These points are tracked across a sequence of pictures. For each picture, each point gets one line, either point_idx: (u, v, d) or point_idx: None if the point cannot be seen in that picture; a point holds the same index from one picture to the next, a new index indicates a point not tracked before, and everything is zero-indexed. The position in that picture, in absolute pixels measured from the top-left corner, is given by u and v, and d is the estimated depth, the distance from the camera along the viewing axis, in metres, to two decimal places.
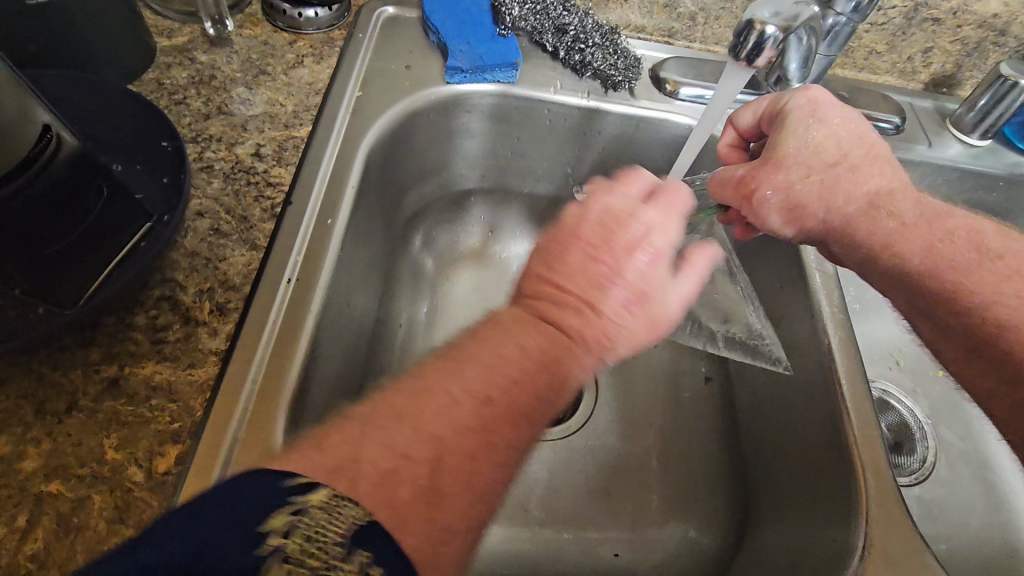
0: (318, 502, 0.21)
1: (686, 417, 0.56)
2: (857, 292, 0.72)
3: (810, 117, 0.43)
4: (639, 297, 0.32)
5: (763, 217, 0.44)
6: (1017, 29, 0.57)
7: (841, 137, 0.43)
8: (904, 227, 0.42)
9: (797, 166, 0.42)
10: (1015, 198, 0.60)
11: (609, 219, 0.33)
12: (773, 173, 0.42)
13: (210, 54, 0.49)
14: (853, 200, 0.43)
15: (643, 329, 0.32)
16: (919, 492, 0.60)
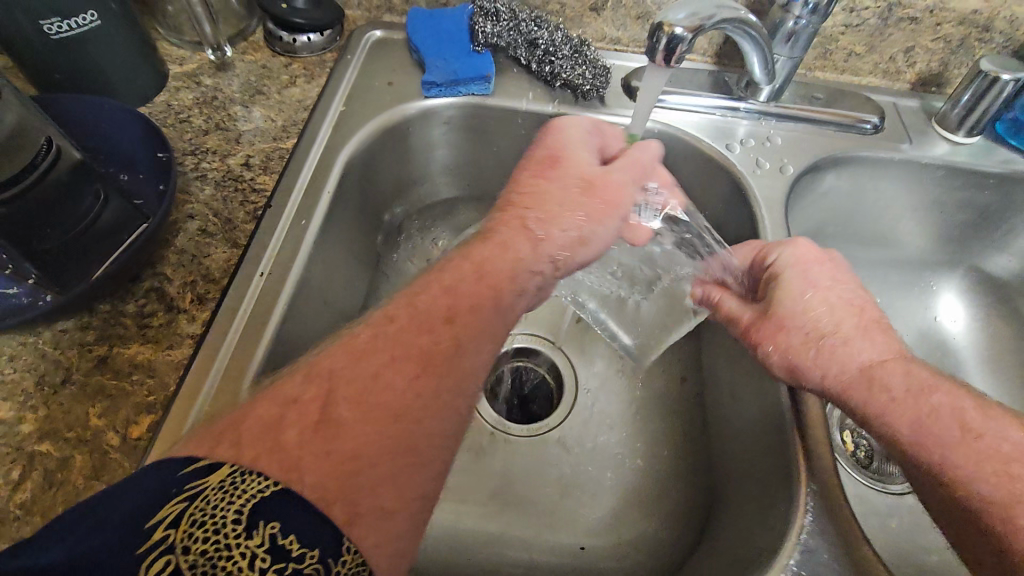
0: (213, 486, 0.25)
1: (658, 416, 0.57)
2: None
3: (801, 278, 0.43)
4: (552, 162, 0.43)
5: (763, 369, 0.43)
6: (1001, 24, 0.55)
7: (833, 298, 0.42)
8: (896, 402, 0.38)
9: (795, 327, 0.42)
10: (1006, 197, 0.58)
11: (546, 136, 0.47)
12: (774, 332, 0.42)
13: (215, 78, 0.56)
14: (845, 372, 0.40)
15: (558, 188, 0.41)
16: (910, 503, 0.58)
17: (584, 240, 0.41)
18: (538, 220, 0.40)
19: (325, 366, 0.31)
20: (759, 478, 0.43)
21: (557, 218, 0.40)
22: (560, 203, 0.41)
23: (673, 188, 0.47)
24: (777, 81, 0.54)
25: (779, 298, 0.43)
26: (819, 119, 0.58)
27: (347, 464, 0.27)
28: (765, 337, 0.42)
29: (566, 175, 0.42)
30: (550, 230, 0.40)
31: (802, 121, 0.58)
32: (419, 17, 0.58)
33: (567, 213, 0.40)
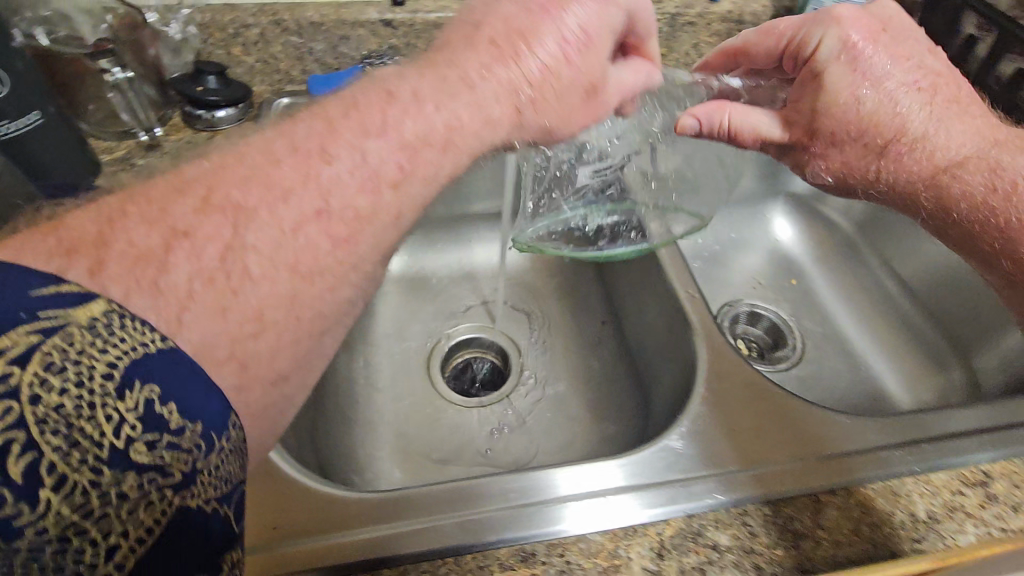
0: (82, 321, 0.23)
1: (590, 354, 0.69)
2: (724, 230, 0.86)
3: (853, 72, 0.43)
4: (584, 42, 0.38)
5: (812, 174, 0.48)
6: (747, 18, 0.77)
7: (897, 93, 0.43)
8: (986, 194, 0.44)
9: (855, 139, 0.44)
10: None
11: None
12: (831, 144, 0.45)
13: (145, 157, 0.63)
14: (912, 171, 0.45)
15: (586, 68, 0.39)
16: (794, 372, 0.73)
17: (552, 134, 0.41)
18: (533, 91, 0.38)
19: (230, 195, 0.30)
20: (672, 356, 0.56)
21: (545, 106, 0.39)
22: (563, 65, 0.38)
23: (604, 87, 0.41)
24: None
25: (834, 116, 0.44)
26: None
27: (250, 326, 0.29)
28: (818, 159, 0.46)
29: (581, 59, 0.39)
30: (538, 113, 0.39)
31: None
32: (318, 79, 0.69)
33: (566, 80, 0.39)
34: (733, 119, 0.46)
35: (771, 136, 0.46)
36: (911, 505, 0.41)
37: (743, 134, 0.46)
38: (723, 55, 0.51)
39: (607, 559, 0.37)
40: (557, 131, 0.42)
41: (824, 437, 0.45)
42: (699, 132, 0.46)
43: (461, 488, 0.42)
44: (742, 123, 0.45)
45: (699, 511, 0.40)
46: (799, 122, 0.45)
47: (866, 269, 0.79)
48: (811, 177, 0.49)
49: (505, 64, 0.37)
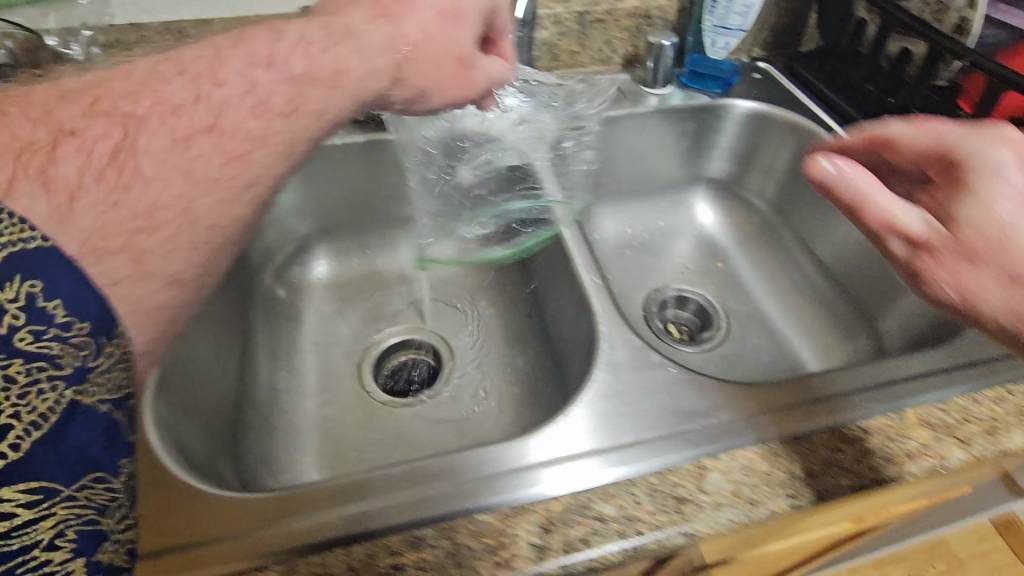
0: None
1: (517, 348, 0.71)
2: (650, 219, 0.88)
3: (1005, 190, 0.36)
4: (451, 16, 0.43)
5: (930, 286, 0.37)
6: (654, 13, 0.80)
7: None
8: None
9: (999, 258, 0.35)
10: (702, 122, 0.82)
11: None
12: (949, 265, 0.36)
13: None
14: None
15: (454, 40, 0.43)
16: (719, 351, 0.75)
17: (430, 97, 0.44)
18: (410, 49, 0.41)
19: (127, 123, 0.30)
20: (582, 343, 0.59)
21: (422, 64, 0.42)
22: (430, 23, 0.42)
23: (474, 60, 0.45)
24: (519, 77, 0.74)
25: (977, 229, 0.35)
26: None
27: (138, 226, 0.29)
28: (940, 271, 0.36)
29: (454, 25, 0.43)
30: (415, 69, 0.42)
31: None
32: None
33: (442, 47, 0.43)
34: (880, 205, 0.36)
35: (903, 228, 0.36)
36: (789, 462, 0.43)
37: (871, 214, 0.36)
38: (862, 144, 0.44)
39: (496, 537, 0.38)
40: (434, 96, 0.45)
41: (718, 405, 0.46)
42: (826, 183, 0.36)
43: (356, 480, 0.41)
44: (888, 205, 0.36)
45: (589, 485, 0.41)
46: (943, 233, 0.36)
47: (784, 247, 0.82)
48: (939, 302, 0.38)
49: (385, 21, 0.41)
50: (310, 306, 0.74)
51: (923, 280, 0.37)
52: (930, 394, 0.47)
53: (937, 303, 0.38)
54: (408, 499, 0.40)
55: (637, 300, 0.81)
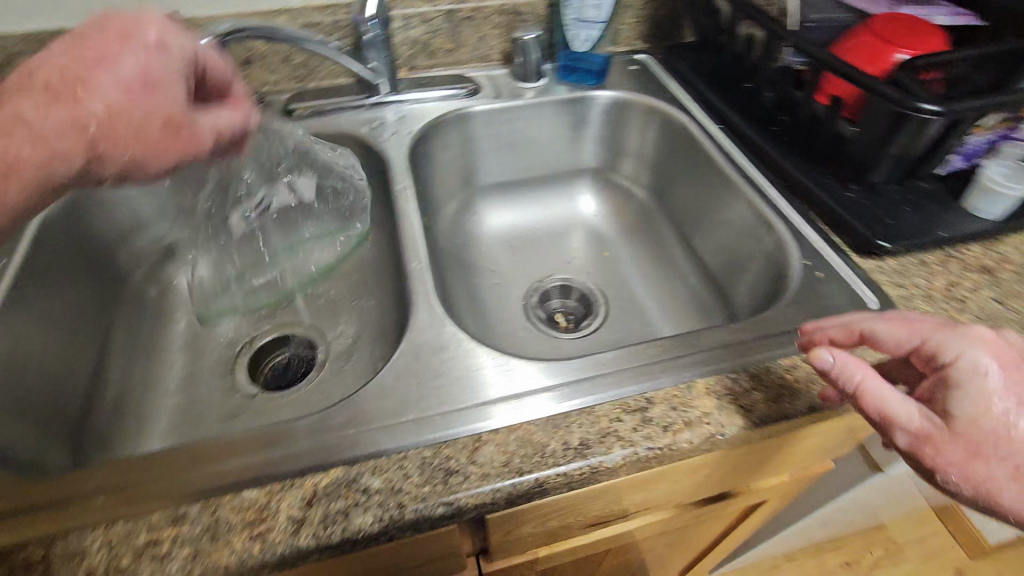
0: None
1: (379, 340, 0.71)
2: (539, 211, 0.88)
3: (981, 389, 0.38)
4: (144, 83, 0.44)
5: (937, 468, 0.38)
6: (524, 9, 0.82)
7: (1011, 419, 0.37)
8: None
9: (990, 453, 0.37)
10: (577, 113, 0.83)
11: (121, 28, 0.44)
12: (958, 452, 0.37)
13: None
14: None
15: (156, 105, 0.45)
16: (594, 337, 0.75)
17: (146, 166, 0.46)
18: (99, 125, 0.42)
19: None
20: None
21: (118, 137, 0.43)
22: (122, 100, 0.43)
23: (184, 122, 0.46)
24: (383, 77, 0.78)
25: (976, 422, 0.37)
26: (435, 99, 0.80)
27: None
28: (947, 462, 0.38)
29: (143, 96, 0.44)
30: (109, 144, 0.43)
31: (424, 103, 0.80)
32: None
33: (139, 111, 0.44)
34: (866, 380, 0.40)
35: (897, 412, 0.39)
36: (567, 435, 0.43)
37: (869, 400, 0.39)
38: (846, 334, 0.44)
39: (257, 511, 0.39)
40: (147, 164, 0.46)
41: (508, 381, 0.47)
42: (829, 372, 0.40)
43: (126, 462, 0.42)
44: (869, 396, 0.39)
45: (360, 460, 0.42)
46: (937, 431, 0.38)
47: (665, 234, 0.82)
48: (940, 482, 0.39)
49: (60, 106, 0.41)
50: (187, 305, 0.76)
51: (924, 464, 0.39)
52: (721, 366, 0.48)
53: (962, 495, 0.40)
54: (179, 478, 0.41)
55: (519, 291, 0.81)
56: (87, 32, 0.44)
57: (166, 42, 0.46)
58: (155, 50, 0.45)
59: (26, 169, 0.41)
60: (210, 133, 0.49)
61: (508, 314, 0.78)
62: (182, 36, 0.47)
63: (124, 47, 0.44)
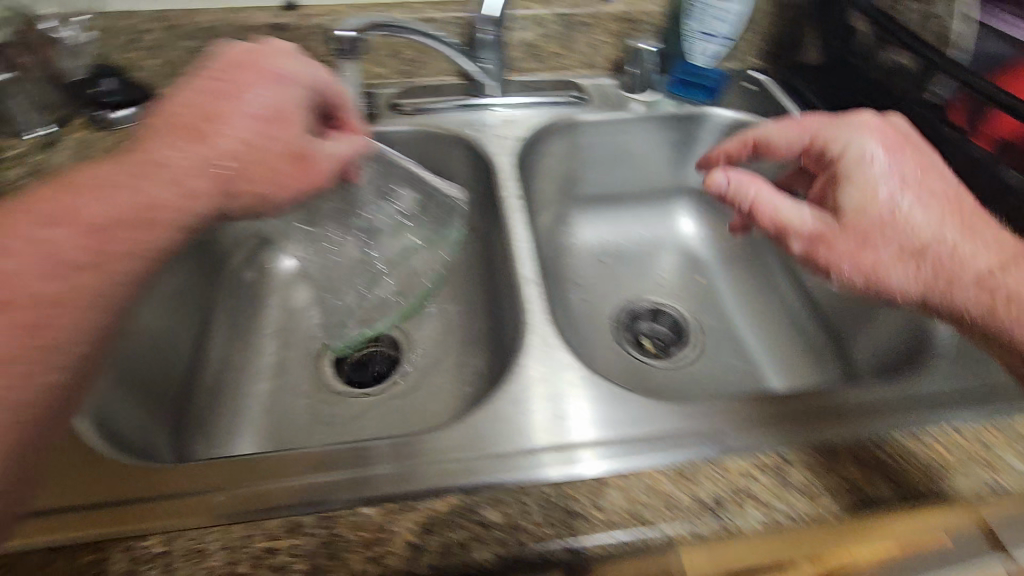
0: None
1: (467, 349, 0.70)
2: (633, 229, 0.85)
3: (861, 164, 0.50)
4: (272, 114, 0.45)
5: (830, 269, 0.48)
6: (642, 18, 0.78)
7: (895, 194, 0.48)
8: (976, 273, 0.45)
9: (879, 241, 0.47)
10: (688, 131, 0.80)
11: (245, 62, 0.45)
12: (852, 244, 0.47)
13: (43, 155, 0.66)
14: (923, 285, 0.46)
15: (283, 137, 0.45)
16: (688, 369, 0.71)
17: (270, 200, 0.46)
18: (231, 160, 0.42)
19: (15, 213, 0.36)
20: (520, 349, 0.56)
21: (252, 173, 0.44)
22: (252, 134, 0.43)
23: (308, 153, 0.47)
24: (488, 78, 0.76)
25: (863, 210, 0.48)
26: (542, 105, 0.78)
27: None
28: (839, 256, 0.47)
29: (273, 129, 0.45)
30: (239, 181, 0.43)
31: (531, 108, 0.78)
32: None
33: (267, 141, 0.44)
34: (779, 209, 0.49)
35: (792, 221, 0.49)
36: (697, 488, 0.40)
37: (763, 211, 0.50)
38: (744, 143, 0.61)
39: (374, 532, 0.38)
40: (274, 199, 0.46)
41: (627, 421, 0.45)
42: (726, 191, 0.51)
43: (246, 461, 0.42)
44: (764, 197, 0.50)
45: (477, 489, 0.41)
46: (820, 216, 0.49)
47: (769, 266, 0.78)
48: (835, 282, 0.48)
49: (190, 143, 0.41)
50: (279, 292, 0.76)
51: (818, 258, 0.48)
52: (837, 432, 0.44)
53: (869, 283, 0.47)
54: (297, 484, 0.40)
55: (608, 310, 0.78)
56: (211, 66, 0.45)
57: (287, 72, 0.47)
58: (280, 82, 0.46)
59: (167, 212, 0.40)
60: (329, 161, 0.50)
61: (597, 334, 0.75)
62: (300, 65, 0.48)
63: (250, 81, 0.44)
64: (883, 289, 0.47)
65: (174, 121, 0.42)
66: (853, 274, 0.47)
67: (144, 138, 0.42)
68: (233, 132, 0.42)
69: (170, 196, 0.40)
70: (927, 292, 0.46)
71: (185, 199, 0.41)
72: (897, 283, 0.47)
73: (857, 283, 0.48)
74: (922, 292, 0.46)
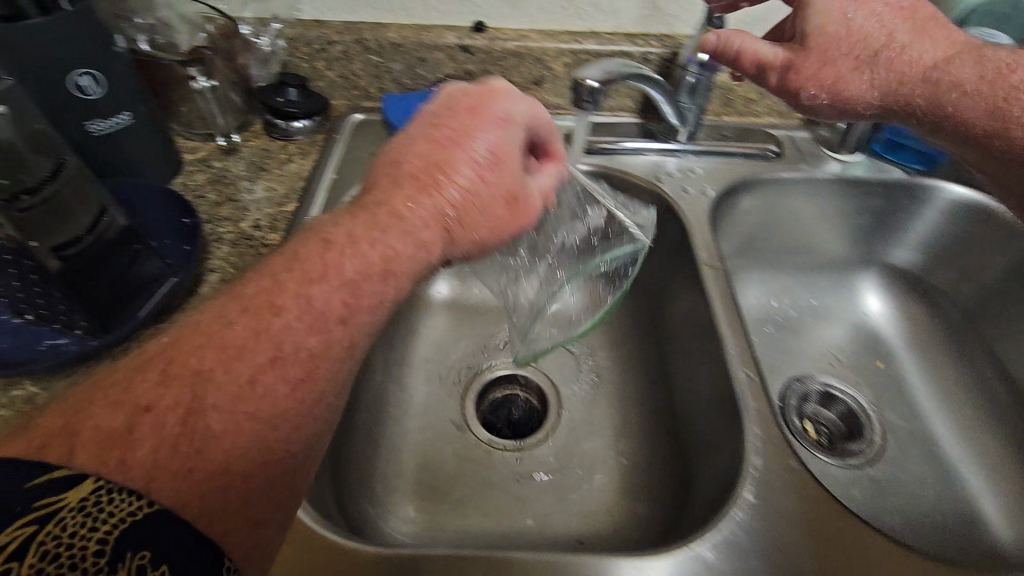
0: (72, 501, 0.23)
1: (627, 415, 0.65)
2: (804, 298, 0.78)
3: (844, 3, 0.53)
4: (495, 161, 0.39)
5: (800, 91, 0.55)
6: None
7: (848, 17, 0.52)
8: (962, 95, 0.52)
9: (840, 57, 0.53)
10: (893, 200, 0.71)
11: (475, 104, 0.41)
12: (819, 68, 0.54)
13: (223, 161, 0.65)
14: (883, 81, 0.54)
15: (503, 186, 0.40)
16: (872, 474, 0.63)
17: (484, 248, 0.41)
18: (456, 211, 0.39)
19: (286, 264, 0.36)
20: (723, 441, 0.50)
21: (471, 221, 0.39)
22: (473, 186, 0.39)
23: (525, 195, 0.41)
24: (688, 124, 0.69)
25: (826, 38, 0.53)
26: (733, 154, 0.71)
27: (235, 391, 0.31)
28: (809, 81, 0.54)
29: (495, 176, 0.39)
30: (465, 230, 0.39)
31: (720, 156, 0.71)
32: (394, 98, 0.70)
33: (486, 190, 0.39)
34: (744, 45, 0.55)
35: (773, 57, 0.55)
36: None
37: (746, 56, 0.56)
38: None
39: None
40: (490, 245, 0.41)
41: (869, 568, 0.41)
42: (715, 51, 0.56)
43: (455, 559, 0.39)
44: (749, 42, 0.55)
45: None
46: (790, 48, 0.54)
47: (971, 364, 0.69)
48: (806, 100, 0.55)
49: (422, 194, 0.38)
50: (425, 324, 0.72)
51: (798, 92, 0.55)
52: None
53: (839, 95, 0.55)
54: None
55: (776, 387, 0.71)
56: (442, 106, 0.41)
57: (510, 115, 0.41)
58: (507, 124, 0.40)
59: (402, 267, 0.37)
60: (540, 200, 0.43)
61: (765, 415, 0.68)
62: (520, 102, 0.41)
63: (481, 125, 0.40)
64: (846, 98, 0.55)
65: (412, 173, 0.39)
66: (819, 77, 0.54)
67: (376, 185, 0.39)
68: (458, 184, 0.39)
69: (402, 248, 0.37)
70: (914, 96, 0.54)
71: (418, 253, 0.38)
72: (853, 93, 0.55)
73: (826, 98, 0.55)
74: (932, 98, 0.53)
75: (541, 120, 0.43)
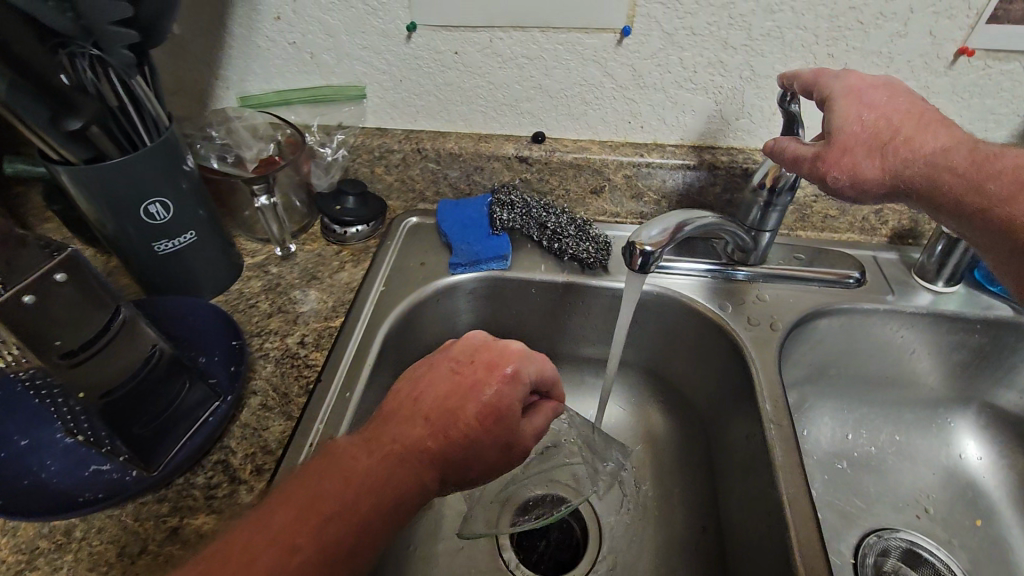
0: None
1: (673, 564, 0.59)
2: (889, 433, 0.69)
3: (856, 101, 0.47)
4: (494, 412, 0.42)
5: (824, 175, 0.47)
6: None
7: (862, 117, 0.46)
8: (966, 184, 0.44)
9: (859, 147, 0.46)
10: (998, 339, 0.63)
11: (489, 359, 0.44)
12: (839, 158, 0.46)
13: (279, 267, 0.67)
14: (898, 166, 0.45)
15: (502, 431, 0.42)
16: None
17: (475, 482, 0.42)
18: (459, 453, 0.40)
19: (309, 494, 0.35)
20: None
21: (468, 462, 0.40)
22: (474, 431, 0.41)
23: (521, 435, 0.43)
24: (758, 248, 0.64)
25: (842, 132, 0.46)
26: (805, 278, 0.66)
27: None
28: (833, 169, 0.46)
29: (495, 424, 0.41)
30: (463, 467, 0.41)
31: (790, 280, 0.66)
32: (448, 206, 0.70)
33: (487, 436, 0.41)
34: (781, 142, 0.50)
35: (802, 151, 0.49)
36: None
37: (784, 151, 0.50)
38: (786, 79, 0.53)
39: None
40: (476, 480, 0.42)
41: None
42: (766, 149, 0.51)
43: None
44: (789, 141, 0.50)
45: None
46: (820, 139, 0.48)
47: None
48: (832, 189, 0.47)
49: (430, 433, 0.40)
50: None
51: (822, 180, 0.47)
52: None
53: (851, 182, 0.46)
54: None
55: (852, 540, 0.62)
56: (459, 355, 0.45)
57: (521, 373, 0.44)
58: (514, 380, 0.43)
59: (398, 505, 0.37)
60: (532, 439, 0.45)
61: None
62: (530, 362, 0.45)
63: (490, 379, 0.43)
64: (860, 188, 0.46)
65: (425, 415, 0.41)
66: (837, 163, 0.46)
67: (392, 416, 0.41)
68: (466, 428, 0.41)
69: (408, 485, 0.38)
70: (928, 178, 0.45)
71: (419, 490, 0.38)
72: (867, 179, 0.46)
73: (838, 188, 0.47)
74: (941, 191, 0.45)
75: (547, 375, 0.46)
